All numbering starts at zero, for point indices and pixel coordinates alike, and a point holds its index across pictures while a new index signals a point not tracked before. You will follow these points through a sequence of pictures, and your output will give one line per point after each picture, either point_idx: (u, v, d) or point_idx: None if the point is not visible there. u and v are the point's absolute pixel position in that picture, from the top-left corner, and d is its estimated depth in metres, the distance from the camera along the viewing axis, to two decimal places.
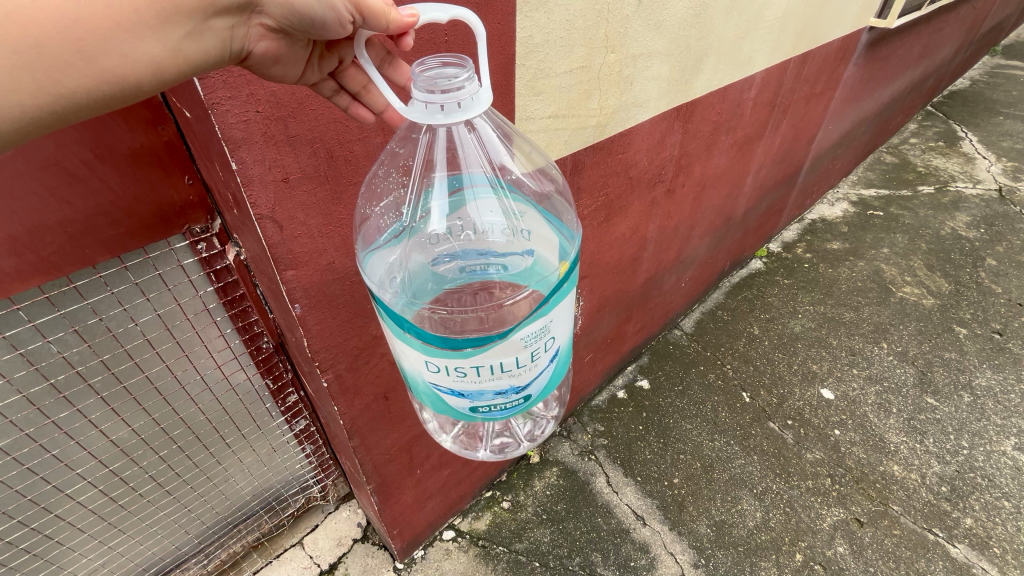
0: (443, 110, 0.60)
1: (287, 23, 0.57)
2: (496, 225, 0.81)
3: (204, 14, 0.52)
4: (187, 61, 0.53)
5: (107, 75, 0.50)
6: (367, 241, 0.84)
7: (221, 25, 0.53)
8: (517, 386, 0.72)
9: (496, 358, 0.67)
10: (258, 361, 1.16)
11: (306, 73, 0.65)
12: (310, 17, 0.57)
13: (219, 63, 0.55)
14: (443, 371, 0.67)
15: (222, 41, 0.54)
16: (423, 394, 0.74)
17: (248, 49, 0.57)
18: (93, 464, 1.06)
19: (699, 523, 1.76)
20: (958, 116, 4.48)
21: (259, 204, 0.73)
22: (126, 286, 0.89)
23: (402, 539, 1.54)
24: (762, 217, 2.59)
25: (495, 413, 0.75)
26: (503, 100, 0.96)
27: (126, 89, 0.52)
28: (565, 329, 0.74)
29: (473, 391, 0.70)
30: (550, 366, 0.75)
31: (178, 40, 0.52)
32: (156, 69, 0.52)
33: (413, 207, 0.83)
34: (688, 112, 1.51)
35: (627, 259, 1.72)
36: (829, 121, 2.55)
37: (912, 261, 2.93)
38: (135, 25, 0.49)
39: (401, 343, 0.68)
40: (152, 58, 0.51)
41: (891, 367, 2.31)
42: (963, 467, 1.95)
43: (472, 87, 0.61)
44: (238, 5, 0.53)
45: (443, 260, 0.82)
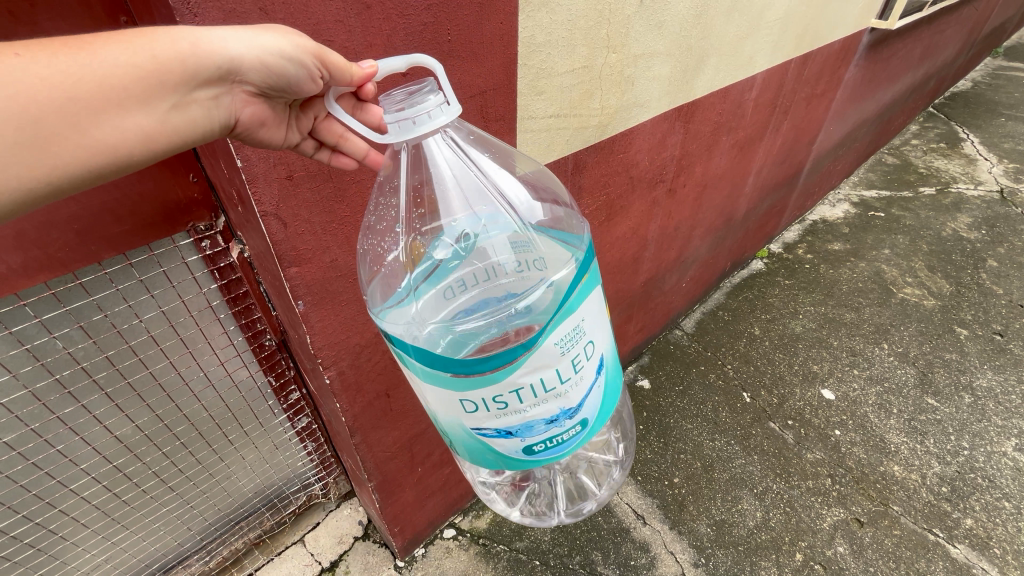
0: (415, 121, 0.59)
1: (265, 86, 0.60)
2: (509, 263, 0.82)
3: (188, 87, 0.55)
4: (173, 129, 0.56)
5: (100, 147, 0.53)
6: (384, 294, 0.81)
7: (205, 96, 0.57)
8: (567, 407, 0.69)
9: (538, 375, 0.64)
10: (260, 359, 1.16)
11: (288, 134, 0.68)
12: (285, 77, 0.60)
13: (209, 131, 0.59)
14: (483, 407, 0.64)
15: (209, 111, 0.58)
16: (470, 444, 0.70)
17: (236, 115, 0.60)
18: (97, 460, 1.07)
19: (698, 523, 1.76)
20: (959, 117, 4.48)
21: (263, 201, 0.74)
22: (131, 283, 0.89)
23: (402, 537, 1.55)
24: (762, 218, 2.59)
25: (553, 448, 0.72)
26: (504, 100, 0.97)
27: (118, 159, 0.54)
28: (602, 334, 0.72)
29: (521, 425, 0.67)
30: (596, 379, 0.72)
31: (166, 110, 0.55)
32: (146, 138, 0.55)
33: (426, 256, 0.83)
34: (688, 113, 1.52)
35: (628, 259, 1.73)
36: (830, 123, 2.55)
37: (913, 262, 2.93)
38: (123, 101, 0.52)
39: (430, 391, 0.65)
40: (141, 129, 0.54)
41: (892, 368, 2.31)
42: (963, 468, 1.95)
43: (437, 100, 0.61)
44: (218, 76, 0.56)
45: (464, 315, 0.78)
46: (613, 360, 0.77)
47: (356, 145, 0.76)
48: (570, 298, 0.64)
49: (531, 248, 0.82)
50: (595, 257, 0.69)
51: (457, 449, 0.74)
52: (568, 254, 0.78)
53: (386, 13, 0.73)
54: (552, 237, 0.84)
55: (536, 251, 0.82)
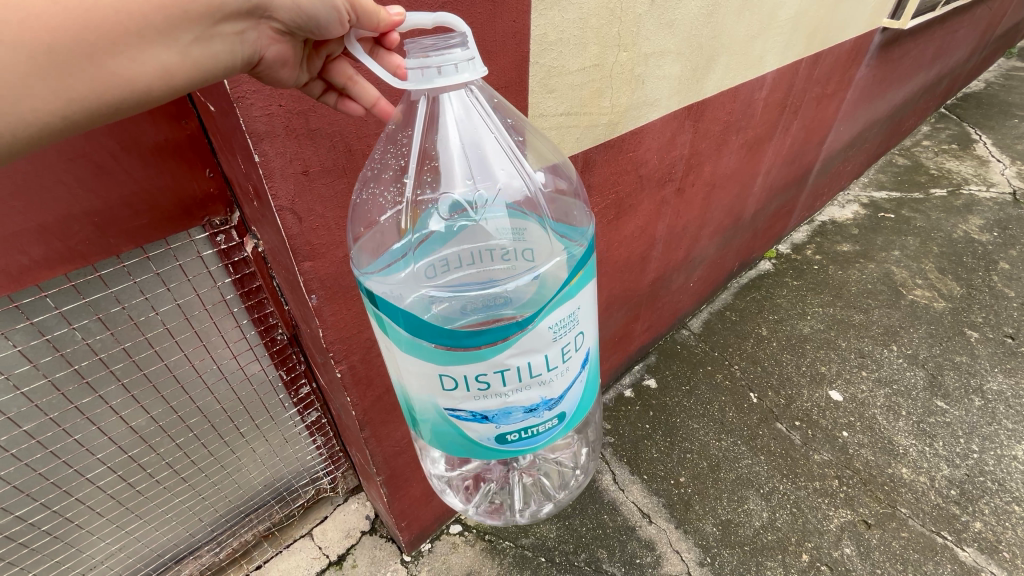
0: (439, 72, 0.57)
1: (293, 26, 0.57)
2: (498, 249, 0.78)
3: (212, 19, 0.51)
4: (194, 63, 0.52)
5: (117, 79, 0.48)
6: (370, 256, 0.78)
7: (230, 30, 0.53)
8: (548, 398, 0.68)
9: (525, 359, 0.63)
10: (272, 352, 1.18)
11: (300, 75, 0.64)
12: (314, 16, 0.57)
13: (230, 67, 0.55)
14: (463, 387, 0.63)
15: (233, 46, 0.54)
16: (441, 425, 0.68)
17: (259, 52, 0.56)
18: (112, 450, 1.09)
19: (705, 522, 1.76)
20: (972, 118, 4.44)
21: (279, 196, 0.75)
22: (148, 276, 0.91)
23: (409, 532, 1.56)
24: (771, 218, 2.58)
25: (525, 440, 0.71)
26: (516, 98, 0.98)
27: (136, 92, 0.50)
28: (591, 329, 0.72)
29: (499, 411, 0.66)
30: (580, 374, 0.72)
31: (188, 43, 0.51)
32: (166, 74, 0.51)
33: (419, 228, 0.78)
34: (698, 112, 1.52)
35: (636, 257, 1.73)
36: (840, 123, 2.54)
37: (923, 264, 2.91)
38: (142, 30, 0.48)
39: (408, 363, 0.64)
40: (162, 64, 0.50)
41: (901, 370, 2.30)
42: (972, 471, 1.94)
43: (465, 53, 0.58)
44: (246, 10, 0.52)
45: (445, 295, 0.73)
46: (597, 360, 0.77)
47: (365, 92, 0.71)
48: (570, 284, 0.63)
49: (524, 238, 0.79)
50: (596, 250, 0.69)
51: (425, 431, 0.72)
52: (563, 249, 0.76)
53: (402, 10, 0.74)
54: (553, 227, 0.82)
55: (529, 239, 0.79)
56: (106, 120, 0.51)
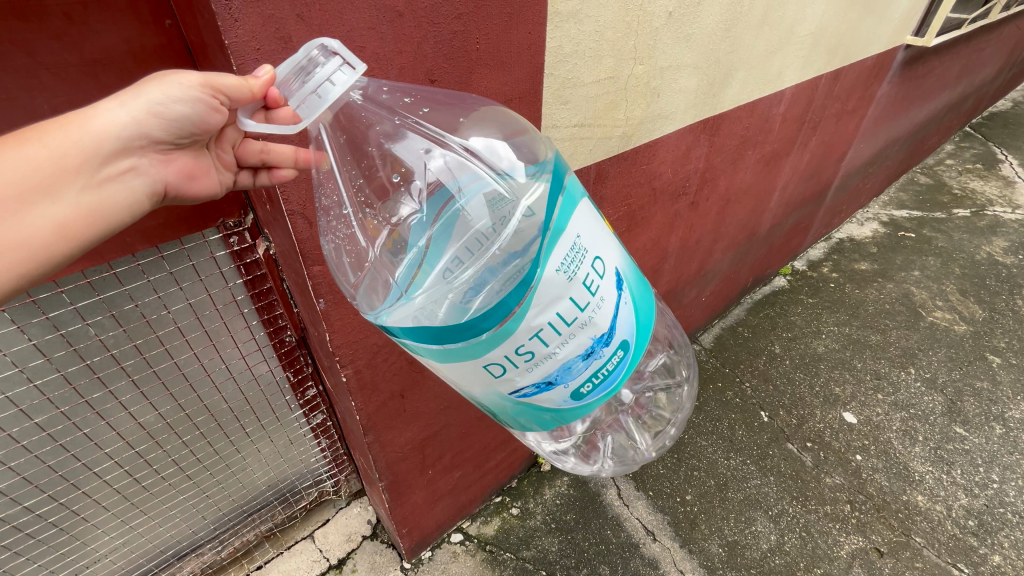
0: (318, 96, 0.54)
1: (175, 140, 0.62)
2: (494, 223, 0.75)
3: (91, 168, 0.59)
4: (90, 209, 0.60)
5: (21, 243, 0.57)
6: (374, 296, 0.77)
7: (113, 171, 0.60)
8: (598, 335, 0.67)
9: (552, 311, 0.61)
10: (279, 354, 1.19)
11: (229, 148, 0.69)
12: (185, 120, 0.60)
13: (131, 203, 0.63)
14: (510, 364, 0.62)
15: (127, 183, 0.62)
16: (518, 408, 0.69)
17: (157, 179, 0.65)
18: (120, 445, 1.10)
19: (710, 543, 1.72)
20: (998, 138, 4.34)
21: (291, 199, 0.76)
22: (162, 275, 0.92)
23: (410, 539, 1.55)
24: (786, 234, 2.55)
25: (602, 383, 0.71)
26: (529, 108, 0.98)
27: (42, 252, 0.59)
28: (606, 249, 0.69)
29: (559, 369, 0.66)
30: (618, 297, 0.69)
31: (75, 195, 0.59)
32: (60, 227, 0.59)
33: (409, 246, 0.79)
34: (714, 126, 1.51)
35: (648, 270, 1.71)
36: (860, 140, 2.50)
37: (945, 285, 2.84)
38: (29, 198, 0.57)
39: (452, 370, 0.64)
40: (54, 220, 0.58)
41: (919, 394, 2.24)
42: (991, 502, 1.87)
43: (332, 63, 0.55)
44: (119, 147, 0.59)
45: (474, 292, 0.69)
46: (632, 274, 0.74)
47: (282, 152, 0.72)
48: (555, 216, 0.61)
49: (507, 202, 0.76)
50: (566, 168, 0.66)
51: (510, 420, 0.73)
52: (535, 180, 0.72)
53: (418, 21, 0.74)
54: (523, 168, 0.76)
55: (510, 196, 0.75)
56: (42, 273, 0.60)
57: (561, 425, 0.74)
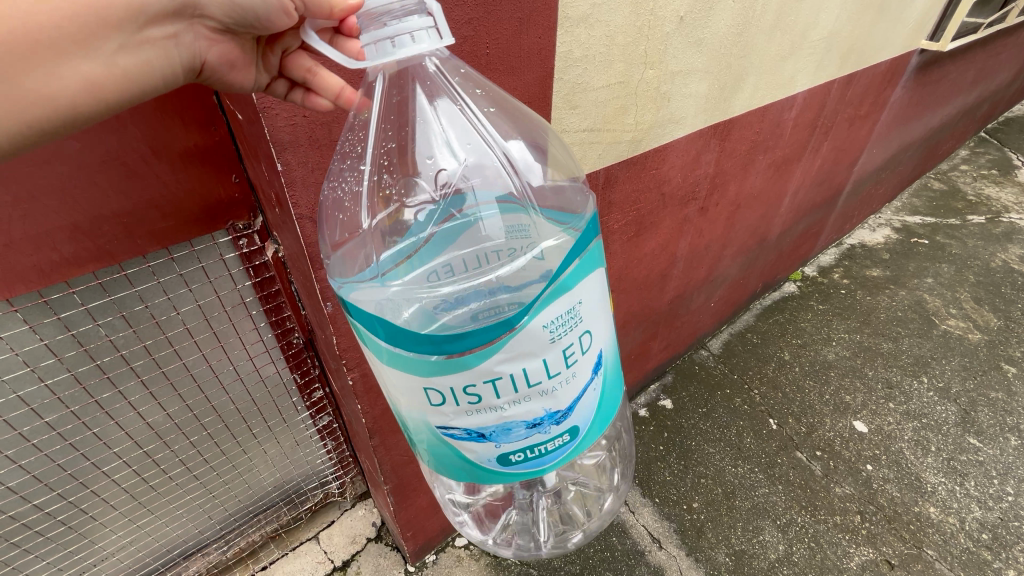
0: (391, 43, 0.52)
1: (230, 23, 0.58)
2: (500, 248, 0.75)
3: (135, 24, 0.52)
4: (124, 73, 0.53)
5: (40, 95, 0.50)
6: (354, 266, 0.75)
7: (158, 34, 0.54)
8: (552, 410, 0.66)
9: (520, 365, 0.60)
10: (287, 356, 1.19)
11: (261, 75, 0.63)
12: (251, 8, 0.56)
13: (167, 73, 0.57)
14: (450, 399, 0.62)
15: (166, 50, 0.55)
16: (439, 445, 0.68)
17: (200, 56, 0.58)
18: (128, 445, 1.11)
19: (717, 551, 1.71)
20: (1014, 144, 4.27)
21: (300, 203, 0.77)
22: (171, 277, 0.93)
23: (414, 542, 1.56)
24: (797, 240, 2.52)
25: (532, 462, 0.69)
26: (538, 113, 0.98)
27: (64, 110, 0.52)
28: (600, 329, 0.69)
29: (498, 428, 0.64)
30: (590, 379, 0.69)
31: (112, 53, 0.52)
32: (92, 86, 0.52)
33: (408, 233, 0.76)
34: (724, 131, 1.49)
35: (656, 275, 1.70)
36: (873, 144, 2.47)
37: (958, 293, 2.79)
38: (62, 45, 0.49)
39: (394, 376, 0.63)
40: (85, 76, 0.51)
41: (932, 404, 2.20)
42: (1006, 515, 1.84)
43: (424, 21, 0.54)
44: (176, 9, 0.54)
45: (450, 305, 0.69)
46: (611, 363, 0.74)
47: (327, 82, 0.67)
48: (563, 276, 0.60)
49: (528, 234, 0.75)
50: (597, 237, 0.65)
51: (426, 452, 0.72)
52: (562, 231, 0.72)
53: None
54: (548, 215, 0.78)
55: (530, 234, 0.75)
56: (43, 136, 0.53)
57: (473, 482, 0.72)
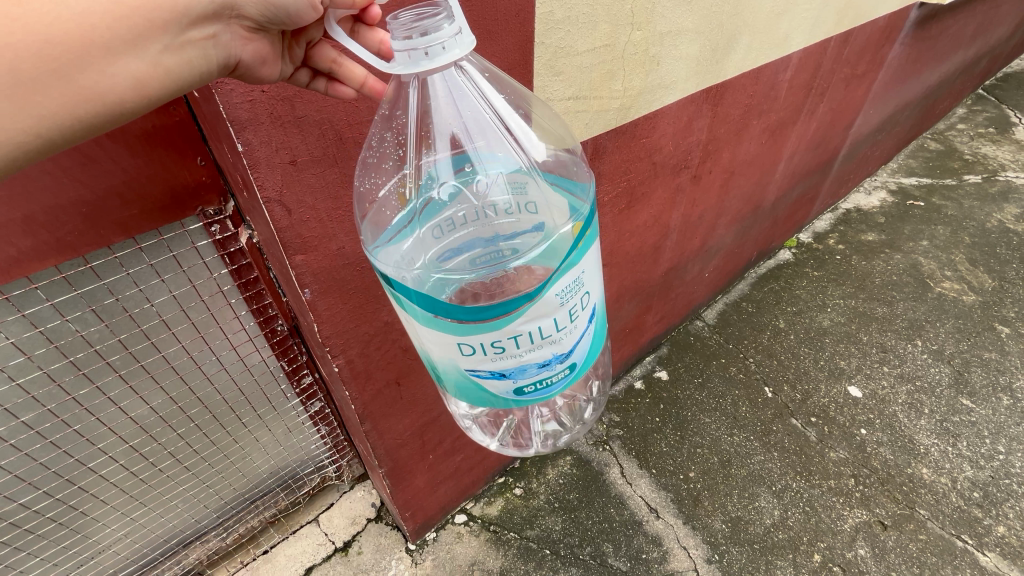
0: (427, 54, 0.56)
1: (264, 22, 0.56)
2: (501, 205, 0.77)
3: (179, 25, 0.51)
4: (166, 73, 0.52)
5: (87, 95, 0.49)
6: (374, 232, 0.78)
7: (199, 35, 0.53)
8: (561, 354, 0.69)
9: (536, 323, 0.63)
10: (272, 343, 1.16)
11: (284, 67, 0.62)
12: (284, 7, 0.54)
13: (207, 74, 0.55)
14: (478, 352, 0.63)
15: (206, 51, 0.54)
16: (461, 387, 0.69)
17: (235, 55, 0.56)
18: (113, 440, 1.09)
19: (714, 519, 1.73)
20: (1012, 100, 4.18)
21: (265, 187, 0.72)
22: (141, 268, 0.89)
23: (413, 521, 1.57)
24: (792, 206, 2.48)
25: (542, 391, 0.71)
26: (519, 81, 0.92)
27: (112, 108, 0.51)
28: (598, 285, 0.71)
29: (515, 368, 0.66)
30: (589, 326, 0.72)
31: (158, 52, 0.51)
32: (137, 84, 0.51)
33: (418, 192, 0.78)
34: (717, 95, 1.44)
35: (649, 247, 1.67)
36: (869, 105, 2.41)
37: (954, 255, 2.78)
38: (110, 44, 0.49)
39: (426, 335, 0.64)
40: (132, 74, 0.50)
41: (925, 366, 2.21)
42: (997, 473, 1.86)
43: (452, 27, 0.57)
44: (213, 10, 0.52)
45: (451, 254, 0.75)
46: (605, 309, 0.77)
47: (352, 72, 0.68)
48: (578, 248, 0.63)
49: (526, 191, 0.78)
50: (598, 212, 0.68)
51: (447, 390, 0.73)
52: (568, 204, 0.77)
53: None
54: (549, 179, 0.80)
55: (532, 198, 0.78)
56: (85, 135, 0.52)
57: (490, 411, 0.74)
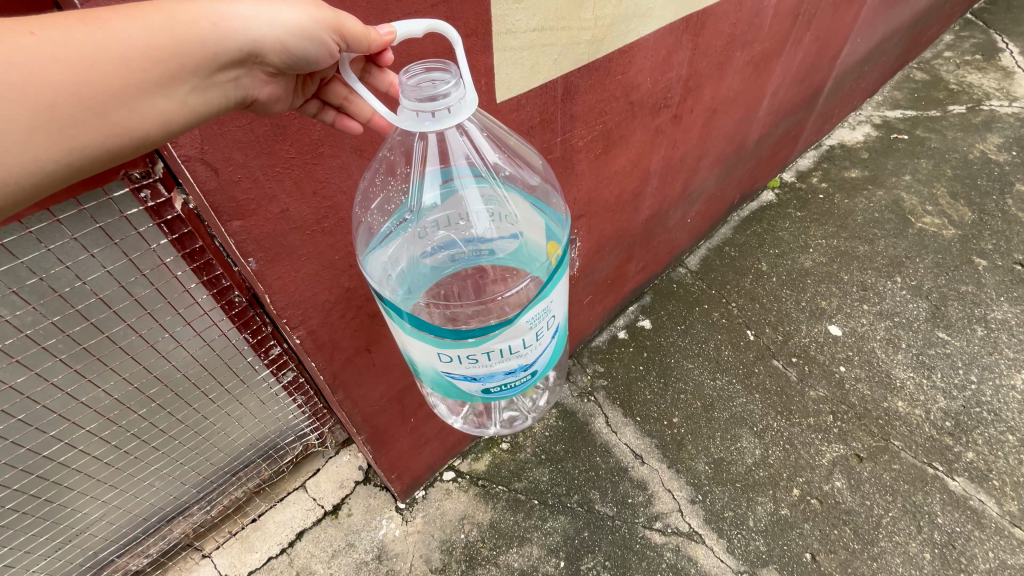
0: (433, 117, 0.61)
1: (284, 67, 0.61)
2: (482, 214, 0.81)
3: (207, 69, 0.57)
4: (191, 111, 0.58)
5: (119, 128, 0.55)
6: (365, 236, 0.84)
7: (225, 78, 0.58)
8: (526, 364, 0.76)
9: (506, 341, 0.69)
10: (231, 315, 1.05)
11: (295, 99, 0.68)
12: (305, 56, 0.61)
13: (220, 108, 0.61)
14: (455, 361, 0.69)
15: (227, 91, 0.59)
16: (437, 385, 0.76)
17: (252, 94, 0.62)
18: (66, 427, 1.03)
19: (697, 461, 1.76)
20: (999, 24, 4.04)
21: (181, 143, 0.63)
22: (64, 242, 0.79)
23: (401, 482, 1.57)
24: (776, 145, 2.40)
25: (506, 391, 0.78)
26: (474, 9, 0.82)
27: (136, 139, 0.57)
28: (563, 306, 0.78)
29: (484, 373, 0.73)
30: (552, 341, 0.78)
31: (185, 94, 0.57)
32: (163, 120, 0.57)
33: (405, 199, 0.83)
34: (698, 24, 1.33)
35: (628, 195, 1.59)
36: (857, 33, 2.29)
37: (935, 189, 2.75)
38: (143, 85, 0.54)
39: (409, 340, 0.70)
40: (161, 113, 0.56)
41: (904, 302, 2.22)
42: (969, 402, 1.91)
43: (459, 92, 0.62)
44: (238, 57, 0.58)
45: (433, 252, 0.83)
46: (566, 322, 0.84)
47: (362, 108, 0.74)
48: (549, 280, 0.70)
49: (505, 204, 0.82)
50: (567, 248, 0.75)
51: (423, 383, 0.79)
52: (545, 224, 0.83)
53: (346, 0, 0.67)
54: (527, 198, 0.84)
55: (513, 212, 0.82)
56: (108, 160, 0.57)
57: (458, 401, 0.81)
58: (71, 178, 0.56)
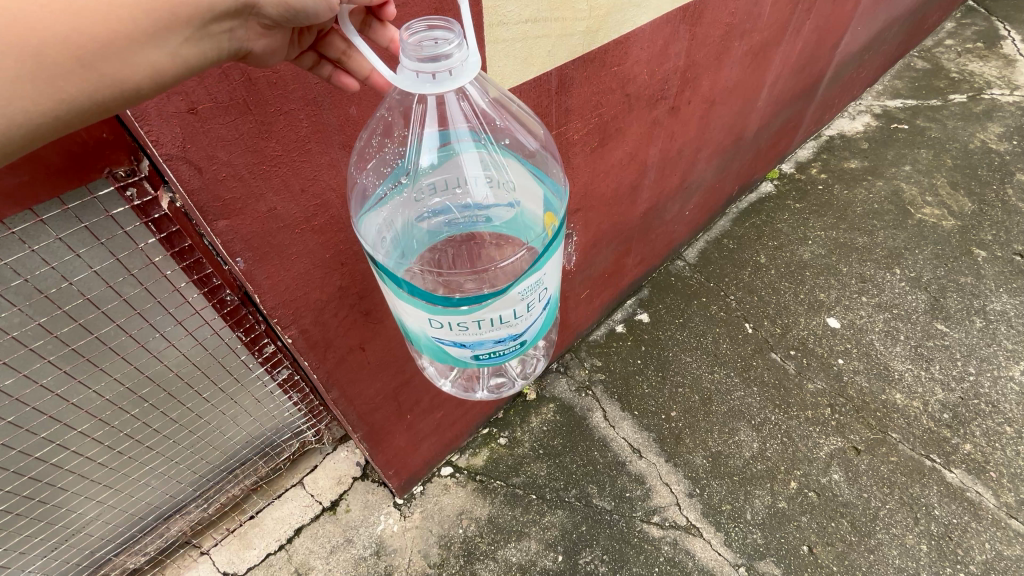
0: (434, 79, 0.58)
1: (282, 20, 0.55)
2: (480, 181, 0.80)
3: (202, 19, 0.50)
4: (185, 63, 0.52)
5: (110, 82, 0.49)
6: (358, 198, 0.81)
7: (219, 29, 0.52)
8: (518, 335, 0.74)
9: (495, 312, 0.68)
10: (224, 314, 1.02)
11: (291, 51, 0.62)
12: (305, 9, 0.54)
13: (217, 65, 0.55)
14: (445, 327, 0.68)
15: (220, 43, 0.53)
16: (427, 349, 0.75)
17: (247, 47, 0.56)
18: (58, 428, 1.03)
19: (695, 455, 1.76)
20: (1002, 11, 3.99)
21: (162, 142, 0.62)
22: (49, 243, 0.78)
23: (398, 478, 1.57)
24: (775, 136, 2.38)
25: (495, 359, 0.77)
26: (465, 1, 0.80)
27: (128, 95, 0.50)
28: (557, 277, 0.76)
29: (473, 341, 0.71)
30: (543, 313, 0.76)
31: (177, 45, 0.50)
32: (155, 74, 0.50)
33: (400, 161, 0.79)
34: (695, 14, 1.30)
35: (625, 188, 1.58)
36: (857, 22, 2.26)
37: (935, 179, 2.73)
38: (134, 33, 0.48)
39: (401, 303, 0.69)
40: (153, 65, 0.50)
41: (903, 294, 2.21)
42: (967, 394, 1.91)
43: (461, 53, 0.58)
44: (235, 8, 0.51)
45: (428, 216, 0.82)
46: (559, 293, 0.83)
47: (361, 65, 0.68)
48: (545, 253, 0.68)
49: (504, 171, 0.80)
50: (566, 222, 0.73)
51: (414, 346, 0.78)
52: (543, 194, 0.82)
53: None
54: (526, 165, 0.83)
55: (512, 178, 0.80)
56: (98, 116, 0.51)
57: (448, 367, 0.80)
58: (58, 132, 0.50)
